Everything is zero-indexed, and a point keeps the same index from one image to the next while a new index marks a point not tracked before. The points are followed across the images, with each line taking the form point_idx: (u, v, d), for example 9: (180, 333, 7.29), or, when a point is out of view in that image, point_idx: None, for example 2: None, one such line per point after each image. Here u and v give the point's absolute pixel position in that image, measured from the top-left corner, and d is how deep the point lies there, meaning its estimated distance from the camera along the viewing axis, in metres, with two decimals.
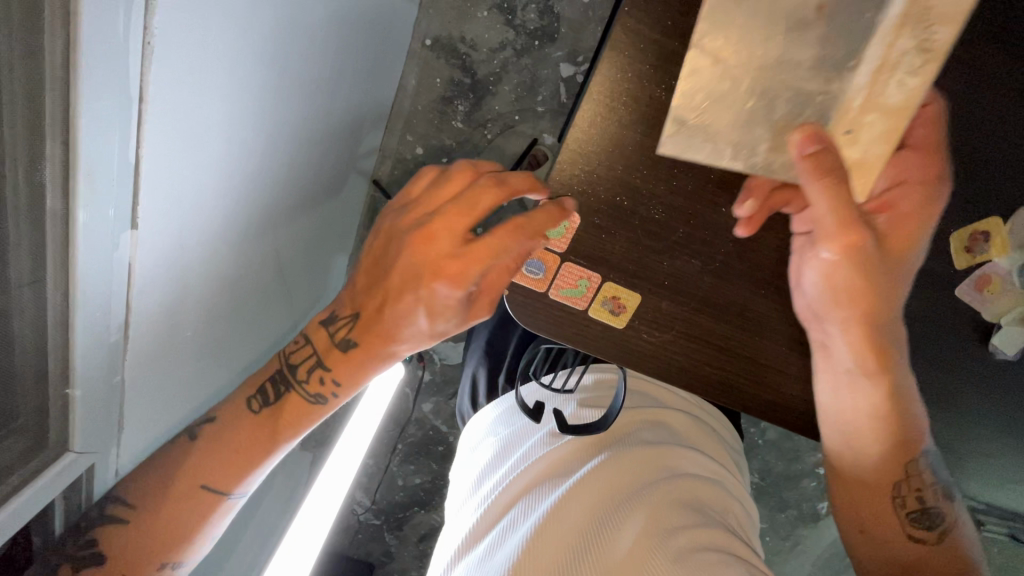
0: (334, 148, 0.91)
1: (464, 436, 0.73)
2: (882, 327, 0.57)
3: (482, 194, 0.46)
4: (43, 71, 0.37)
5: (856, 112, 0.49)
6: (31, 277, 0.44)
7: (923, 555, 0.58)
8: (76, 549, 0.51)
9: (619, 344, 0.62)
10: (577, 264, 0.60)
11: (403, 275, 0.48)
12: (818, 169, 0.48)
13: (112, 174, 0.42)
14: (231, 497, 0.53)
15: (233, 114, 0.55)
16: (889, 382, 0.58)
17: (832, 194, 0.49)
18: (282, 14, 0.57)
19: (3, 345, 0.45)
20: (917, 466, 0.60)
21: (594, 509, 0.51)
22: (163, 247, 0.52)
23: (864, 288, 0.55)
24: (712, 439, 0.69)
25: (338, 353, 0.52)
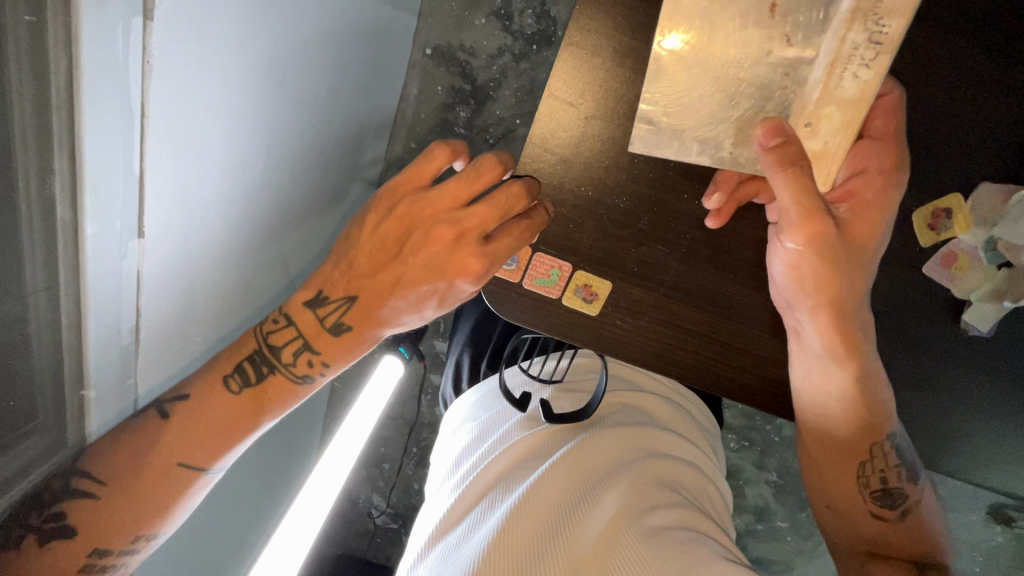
0: (338, 157, 0.94)
1: (446, 421, 0.75)
2: (856, 313, 0.57)
3: (507, 200, 0.49)
4: (51, 92, 0.40)
5: (814, 105, 0.51)
6: (45, 285, 0.46)
7: (884, 531, 0.63)
8: (41, 520, 0.51)
9: (591, 333, 0.63)
10: (548, 254, 0.62)
11: (419, 265, 0.50)
12: (781, 158, 0.49)
13: (117, 185, 0.45)
14: (208, 472, 0.54)
15: (233, 127, 0.58)
16: (859, 369, 0.59)
17: (800, 183, 0.50)
18: (278, 31, 0.60)
19: (23, 351, 0.47)
20: (882, 449, 0.62)
21: (569, 488, 0.53)
22: (171, 257, 0.55)
23: (831, 277, 0.55)
24: (687, 424, 0.72)
25: (327, 338, 0.53)
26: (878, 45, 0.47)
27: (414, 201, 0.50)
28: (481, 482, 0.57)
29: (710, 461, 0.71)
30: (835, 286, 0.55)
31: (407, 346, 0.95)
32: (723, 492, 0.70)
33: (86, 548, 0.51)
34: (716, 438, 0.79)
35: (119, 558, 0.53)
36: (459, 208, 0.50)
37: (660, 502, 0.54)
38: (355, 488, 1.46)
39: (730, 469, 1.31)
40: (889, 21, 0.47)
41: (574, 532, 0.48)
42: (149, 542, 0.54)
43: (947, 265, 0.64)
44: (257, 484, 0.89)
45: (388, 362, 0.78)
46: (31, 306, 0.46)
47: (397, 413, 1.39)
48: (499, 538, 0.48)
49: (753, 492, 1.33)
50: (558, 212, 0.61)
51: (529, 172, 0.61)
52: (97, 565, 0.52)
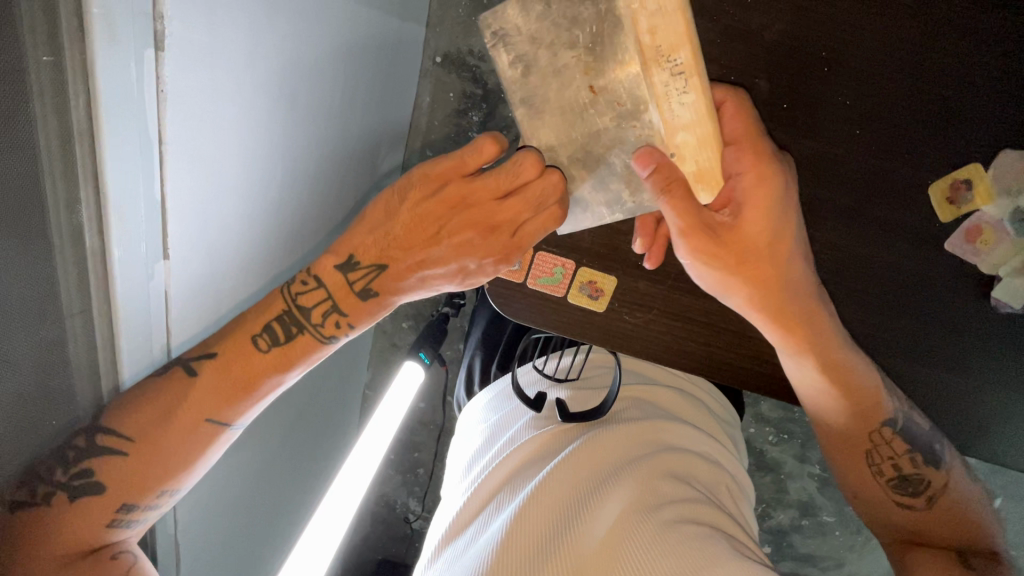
0: (354, 170, 0.96)
1: (459, 423, 0.76)
2: (793, 308, 0.56)
3: (543, 192, 0.50)
4: (72, 126, 0.42)
5: (668, 141, 0.54)
6: (79, 308, 0.49)
7: (917, 520, 0.60)
8: (66, 478, 0.51)
9: (600, 327, 0.65)
10: (550, 252, 0.62)
11: (449, 249, 0.51)
12: (659, 181, 0.52)
13: (140, 212, 0.47)
14: (231, 427, 0.55)
15: (247, 148, 0.59)
16: (817, 359, 0.58)
17: (673, 205, 0.52)
18: (286, 52, 0.61)
19: (62, 369, 0.50)
20: (883, 436, 0.61)
21: (577, 485, 0.53)
22: (198, 276, 0.56)
23: (733, 281, 0.55)
24: (702, 415, 0.72)
25: (354, 300, 0.54)
26: (682, 74, 0.51)
27: (460, 188, 0.49)
28: (491, 483, 0.57)
29: (727, 452, 0.69)
30: (755, 285, 0.55)
31: (429, 352, 0.96)
32: (742, 486, 0.69)
33: (113, 504, 0.52)
34: (735, 428, 0.79)
35: (141, 514, 0.54)
36: (502, 196, 0.50)
37: (672, 495, 0.53)
38: (391, 493, 1.48)
39: (769, 463, 1.27)
40: (677, 54, 0.50)
41: (582, 527, 0.48)
42: (172, 498, 0.55)
43: (972, 240, 0.60)
44: (282, 486, 0.91)
45: (409, 369, 0.78)
46: (67, 328, 0.49)
47: (428, 418, 1.40)
48: (506, 540, 0.48)
49: (795, 487, 1.28)
50: None
51: None
52: (120, 521, 0.53)
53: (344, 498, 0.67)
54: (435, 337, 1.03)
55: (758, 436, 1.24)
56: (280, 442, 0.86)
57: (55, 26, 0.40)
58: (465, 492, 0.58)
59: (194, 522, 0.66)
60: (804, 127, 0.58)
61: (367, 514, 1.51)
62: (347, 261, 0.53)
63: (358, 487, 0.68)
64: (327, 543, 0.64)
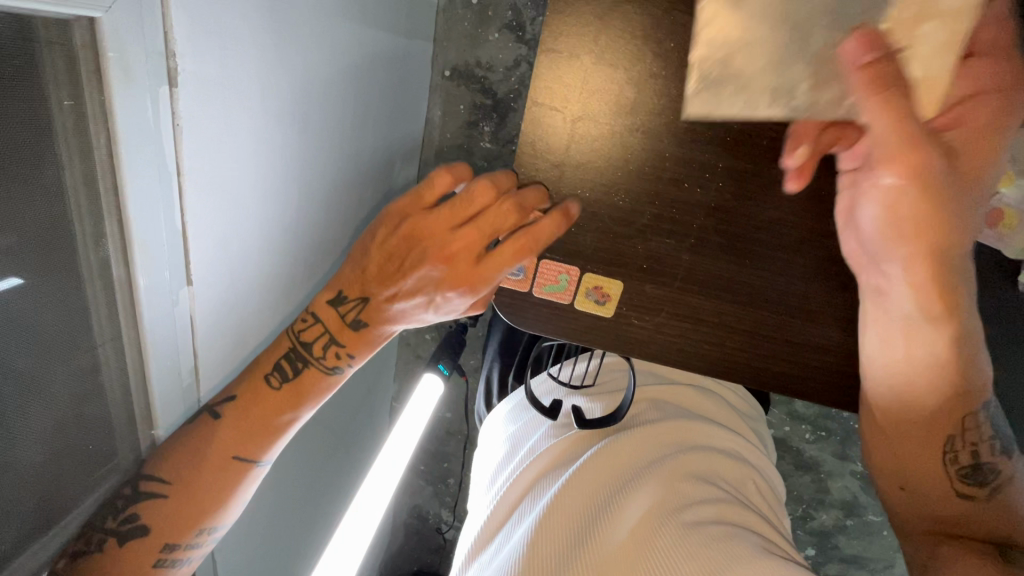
0: (369, 189, 0.98)
1: (482, 434, 0.76)
2: (950, 267, 0.48)
3: (500, 219, 0.45)
4: (95, 165, 0.45)
5: (910, 23, 0.43)
6: (111, 336, 0.52)
7: (966, 512, 0.53)
8: (116, 524, 0.51)
9: (610, 334, 0.58)
10: (555, 260, 0.56)
11: (412, 285, 0.47)
12: (876, 81, 0.43)
13: (162, 240, 0.49)
14: (260, 464, 0.54)
15: (263, 173, 0.61)
16: (956, 325, 0.50)
17: (896, 109, 0.43)
18: (295, 79, 0.63)
19: (99, 397, 0.53)
20: (975, 420, 0.52)
21: (596, 492, 0.53)
22: (221, 299, 0.58)
23: (928, 214, 0.46)
24: (727, 414, 0.71)
25: (350, 333, 0.51)
26: None
27: (413, 227, 0.45)
28: (513, 495, 0.57)
29: (756, 449, 0.68)
30: (918, 238, 0.47)
31: (448, 363, 0.97)
32: (772, 483, 0.68)
33: (156, 545, 0.51)
34: (760, 422, 0.78)
35: (185, 553, 0.53)
36: (456, 229, 0.45)
37: (694, 495, 0.53)
38: (424, 504, 1.49)
39: (808, 462, 1.23)
40: None
41: (603, 532, 0.48)
42: (211, 536, 0.54)
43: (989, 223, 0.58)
44: (314, 501, 0.93)
45: (428, 382, 0.78)
46: (101, 355, 0.51)
47: (456, 428, 1.41)
48: (531, 552, 0.48)
49: (837, 486, 1.23)
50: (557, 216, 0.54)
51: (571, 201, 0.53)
52: (167, 561, 0.52)
53: (368, 510, 0.67)
54: (454, 348, 1.03)
55: (793, 435, 1.21)
56: (312, 459, 0.87)
57: (75, 72, 0.41)
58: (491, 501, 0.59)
59: (232, 538, 0.68)
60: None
61: (401, 525, 1.52)
62: (336, 298, 0.51)
63: (381, 500, 0.68)
64: (354, 553, 0.65)
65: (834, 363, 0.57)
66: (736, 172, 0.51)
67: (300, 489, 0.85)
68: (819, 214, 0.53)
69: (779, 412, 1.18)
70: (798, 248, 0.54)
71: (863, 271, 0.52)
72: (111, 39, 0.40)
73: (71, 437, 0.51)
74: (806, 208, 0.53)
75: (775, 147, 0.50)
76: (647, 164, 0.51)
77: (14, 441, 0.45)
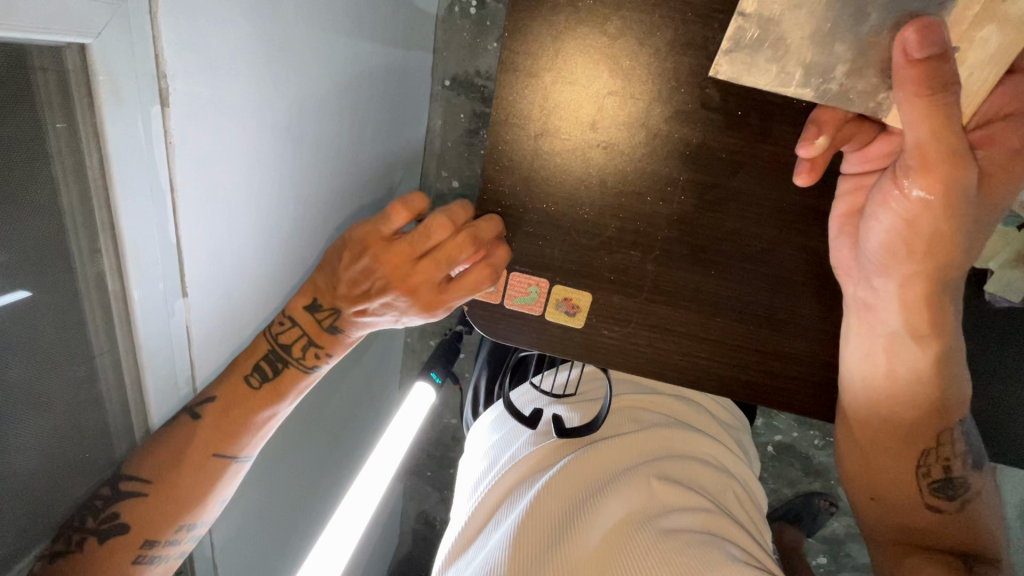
0: (369, 199, 0.99)
1: (468, 442, 0.76)
2: (945, 291, 0.47)
3: (458, 251, 0.47)
4: (89, 182, 0.46)
5: (971, 23, 0.39)
6: (108, 347, 0.53)
7: (936, 524, 0.53)
8: (97, 524, 0.52)
9: (580, 344, 0.59)
10: (523, 272, 0.56)
11: (380, 305, 0.49)
12: (925, 83, 0.39)
13: (155, 255, 0.50)
14: (239, 460, 0.57)
15: (257, 188, 0.63)
16: (941, 347, 0.50)
17: (936, 117, 0.39)
18: (288, 96, 0.64)
19: (96, 406, 0.54)
20: (950, 435, 0.52)
21: (575, 496, 0.54)
22: (216, 313, 0.60)
23: (944, 234, 0.44)
24: (707, 421, 0.72)
25: (329, 337, 0.53)
26: None
27: (377, 254, 0.46)
28: (494, 497, 0.58)
29: (735, 456, 0.69)
30: (919, 260, 0.46)
31: (441, 371, 0.96)
32: (754, 495, 0.69)
33: (137, 541, 0.53)
34: (743, 431, 0.79)
35: (164, 549, 0.55)
36: (416, 259, 0.47)
37: (672, 502, 0.55)
38: (431, 509, 1.50)
39: (817, 468, 1.21)
40: None
41: (581, 534, 0.50)
42: (190, 532, 0.56)
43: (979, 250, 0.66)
44: (314, 505, 0.94)
45: (420, 389, 0.80)
46: (97, 366, 0.53)
47: (462, 434, 1.42)
48: (507, 550, 0.49)
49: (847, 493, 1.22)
50: (525, 228, 0.54)
51: (540, 210, 0.53)
52: (144, 557, 0.54)
53: (354, 513, 0.68)
54: (449, 357, 1.04)
55: (801, 441, 1.19)
56: (312, 464, 0.89)
57: (67, 95, 0.43)
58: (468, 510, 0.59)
59: (230, 544, 0.70)
60: (760, 131, 0.48)
61: (409, 531, 1.54)
62: (313, 304, 0.52)
63: (366, 508, 0.69)
64: (338, 553, 0.65)
65: (804, 372, 0.58)
66: (697, 186, 0.51)
67: (299, 493, 0.87)
68: (778, 226, 0.52)
69: (786, 417, 1.17)
70: (770, 258, 0.53)
71: (851, 281, 0.51)
72: (102, 62, 0.42)
73: (66, 447, 0.52)
74: (767, 218, 0.52)
75: (734, 162, 0.50)
76: (610, 178, 0.51)
77: (9, 451, 0.47)
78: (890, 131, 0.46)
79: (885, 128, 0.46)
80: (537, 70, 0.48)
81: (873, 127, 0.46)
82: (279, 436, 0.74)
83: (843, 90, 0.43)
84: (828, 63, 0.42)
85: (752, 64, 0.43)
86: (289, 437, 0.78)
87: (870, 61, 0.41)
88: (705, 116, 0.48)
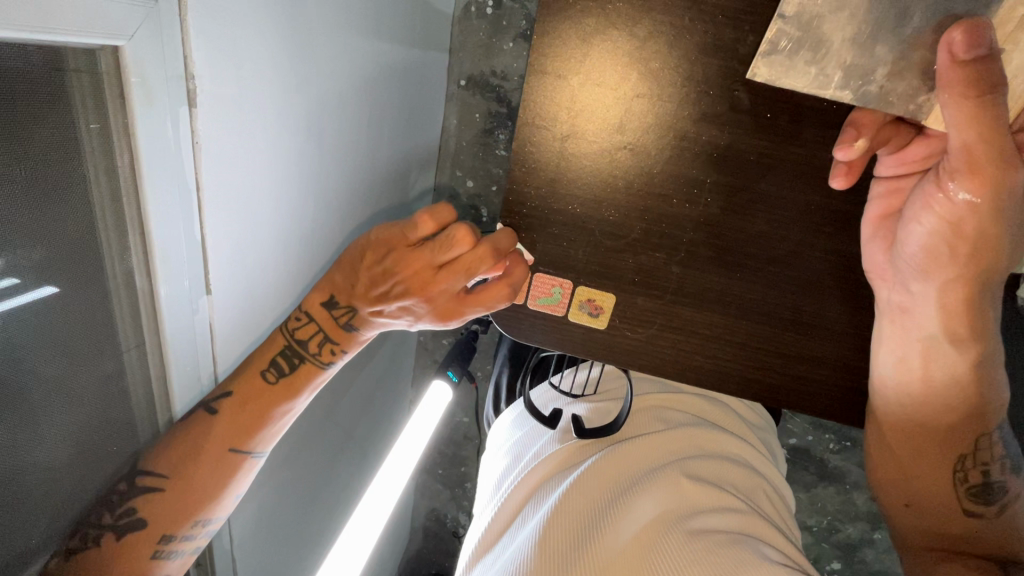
0: (387, 198, 1.00)
1: (489, 440, 0.83)
2: (987, 292, 0.47)
3: (477, 263, 0.46)
4: (121, 181, 0.47)
5: (1016, 24, 0.38)
6: (135, 343, 0.54)
7: (972, 528, 0.52)
8: (113, 519, 0.53)
9: (603, 344, 0.59)
10: (547, 273, 0.56)
11: (397, 308, 0.49)
12: (973, 84, 0.38)
13: (182, 254, 0.52)
14: (254, 455, 0.57)
15: (279, 187, 0.64)
16: (980, 350, 0.49)
17: (984, 119, 0.39)
18: (309, 97, 0.65)
19: (123, 399, 0.56)
20: (988, 440, 0.51)
21: (601, 496, 0.58)
22: (240, 310, 0.61)
23: (989, 237, 0.43)
24: (735, 422, 0.75)
25: (344, 334, 0.53)
26: None
27: (398, 260, 0.46)
28: (519, 495, 0.63)
29: (761, 455, 0.73)
30: (960, 263, 0.45)
31: (457, 369, 0.97)
32: (781, 492, 0.72)
33: (155, 535, 0.53)
34: (769, 431, 0.82)
35: (181, 544, 0.55)
36: (435, 269, 0.46)
37: (702, 504, 0.58)
38: (441, 507, 1.51)
39: (832, 473, 1.20)
40: None
41: (608, 532, 0.53)
42: (206, 527, 0.56)
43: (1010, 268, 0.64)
44: (330, 501, 0.95)
45: (437, 388, 0.79)
46: (125, 361, 0.54)
47: (473, 432, 1.42)
48: (537, 546, 0.53)
49: (863, 499, 1.20)
50: (547, 229, 0.55)
51: (562, 211, 0.54)
52: (163, 552, 0.54)
53: (375, 509, 0.69)
54: (465, 356, 1.04)
55: (817, 444, 1.18)
56: (329, 460, 0.90)
57: (102, 97, 0.44)
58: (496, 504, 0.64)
59: (249, 539, 0.71)
60: (790, 133, 0.48)
61: (419, 528, 1.55)
62: (330, 301, 0.51)
63: (384, 506, 0.70)
64: (359, 552, 0.66)
65: (830, 377, 0.57)
66: (724, 188, 0.51)
67: (315, 489, 0.88)
68: (805, 229, 0.52)
69: (801, 421, 1.15)
70: (795, 261, 0.53)
71: (885, 285, 0.51)
72: (134, 64, 0.43)
73: (96, 438, 0.54)
74: (794, 220, 0.51)
75: (760, 164, 0.50)
76: (633, 180, 0.51)
77: (44, 442, 0.48)
78: (929, 134, 0.46)
79: (923, 131, 0.46)
80: (560, 71, 0.48)
81: (909, 129, 0.46)
82: (296, 432, 0.75)
83: (883, 92, 0.43)
84: (868, 65, 0.42)
85: (791, 65, 0.43)
86: (307, 433, 0.79)
87: (911, 63, 0.41)
88: (730, 118, 0.48)
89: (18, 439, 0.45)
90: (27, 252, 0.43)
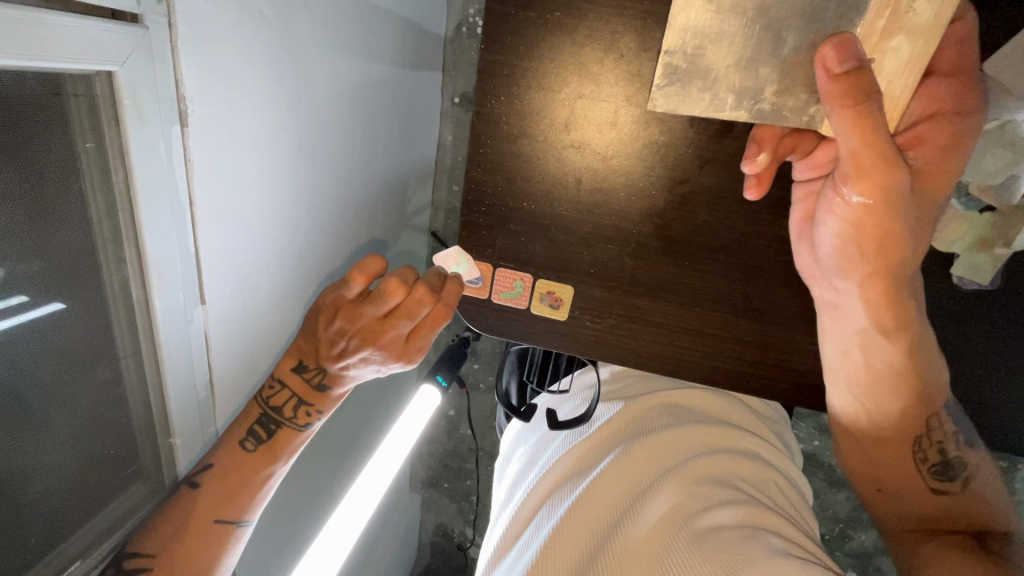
0: (379, 214, 1.03)
1: (502, 446, 0.87)
2: (905, 285, 0.47)
3: (418, 305, 0.47)
4: (115, 197, 0.50)
5: (880, 36, 0.41)
6: (131, 350, 0.57)
7: (941, 507, 0.51)
8: None
9: (567, 338, 0.62)
10: (507, 268, 0.59)
11: (358, 361, 0.50)
12: (848, 95, 0.39)
13: (176, 267, 0.54)
14: (242, 525, 0.55)
15: (272, 199, 0.66)
16: (912, 339, 0.50)
17: (864, 125, 0.39)
18: (298, 112, 0.67)
19: (121, 407, 0.58)
20: (938, 419, 0.52)
21: (614, 505, 0.59)
22: (234, 317, 0.64)
23: (894, 235, 0.44)
24: (740, 413, 0.76)
25: (318, 396, 0.53)
26: None
27: (347, 315, 0.47)
28: (528, 510, 0.64)
29: (771, 446, 0.73)
30: (870, 261, 0.46)
31: (447, 374, 0.96)
32: (794, 481, 0.73)
33: None
34: (784, 425, 0.83)
35: None
36: (380, 319, 0.47)
37: (713, 500, 0.58)
38: (449, 522, 1.51)
39: (841, 477, 1.18)
40: None
41: (619, 538, 0.54)
42: None
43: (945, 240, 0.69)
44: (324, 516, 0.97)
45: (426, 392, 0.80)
46: (122, 368, 0.57)
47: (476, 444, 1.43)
48: (550, 554, 0.55)
49: None
50: (507, 228, 0.57)
51: (527, 212, 0.56)
52: None
53: (361, 506, 0.70)
54: (454, 361, 1.03)
55: (823, 449, 1.17)
56: (322, 475, 0.92)
57: (99, 120, 0.47)
58: (512, 513, 0.67)
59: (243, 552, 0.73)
60: (720, 128, 0.50)
61: (427, 543, 1.54)
62: (301, 365, 0.53)
63: (366, 507, 0.71)
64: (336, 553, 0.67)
65: (789, 361, 0.59)
66: (670, 181, 0.53)
67: (309, 503, 0.89)
68: (748, 220, 0.54)
69: (805, 425, 1.15)
70: (743, 250, 0.55)
71: (817, 284, 0.52)
72: (127, 88, 0.46)
73: (95, 445, 0.56)
74: (737, 212, 0.53)
75: (700, 156, 0.51)
76: (598, 179, 0.54)
77: (41, 451, 0.50)
78: (831, 139, 0.46)
79: (824, 137, 0.47)
80: (512, 82, 0.51)
81: (811, 136, 0.47)
82: None
83: (775, 109, 0.44)
84: (757, 85, 0.44)
85: (687, 93, 0.45)
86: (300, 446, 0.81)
87: (795, 80, 0.43)
88: (667, 118, 0.50)
89: (18, 446, 0.48)
90: (26, 264, 0.45)
